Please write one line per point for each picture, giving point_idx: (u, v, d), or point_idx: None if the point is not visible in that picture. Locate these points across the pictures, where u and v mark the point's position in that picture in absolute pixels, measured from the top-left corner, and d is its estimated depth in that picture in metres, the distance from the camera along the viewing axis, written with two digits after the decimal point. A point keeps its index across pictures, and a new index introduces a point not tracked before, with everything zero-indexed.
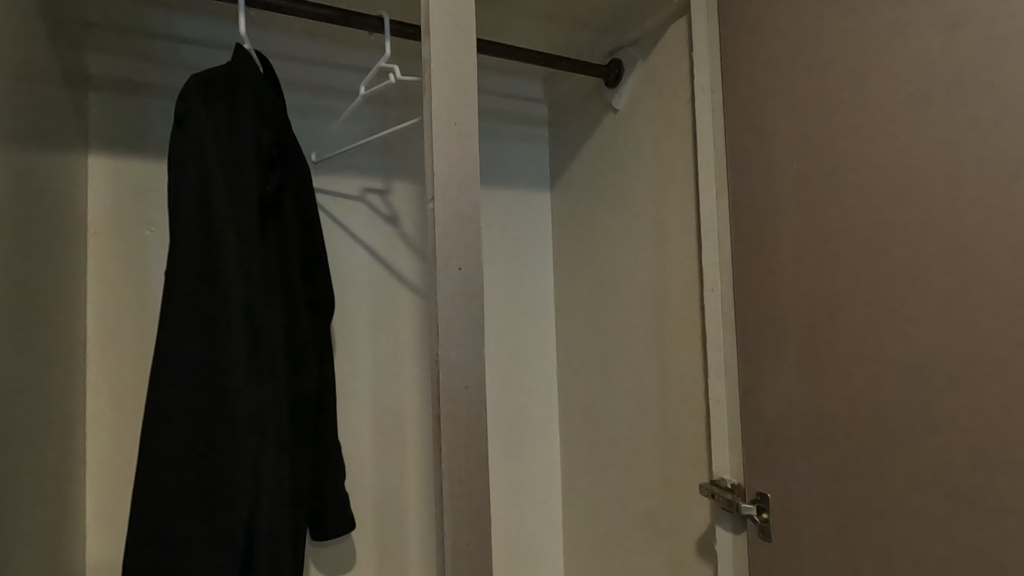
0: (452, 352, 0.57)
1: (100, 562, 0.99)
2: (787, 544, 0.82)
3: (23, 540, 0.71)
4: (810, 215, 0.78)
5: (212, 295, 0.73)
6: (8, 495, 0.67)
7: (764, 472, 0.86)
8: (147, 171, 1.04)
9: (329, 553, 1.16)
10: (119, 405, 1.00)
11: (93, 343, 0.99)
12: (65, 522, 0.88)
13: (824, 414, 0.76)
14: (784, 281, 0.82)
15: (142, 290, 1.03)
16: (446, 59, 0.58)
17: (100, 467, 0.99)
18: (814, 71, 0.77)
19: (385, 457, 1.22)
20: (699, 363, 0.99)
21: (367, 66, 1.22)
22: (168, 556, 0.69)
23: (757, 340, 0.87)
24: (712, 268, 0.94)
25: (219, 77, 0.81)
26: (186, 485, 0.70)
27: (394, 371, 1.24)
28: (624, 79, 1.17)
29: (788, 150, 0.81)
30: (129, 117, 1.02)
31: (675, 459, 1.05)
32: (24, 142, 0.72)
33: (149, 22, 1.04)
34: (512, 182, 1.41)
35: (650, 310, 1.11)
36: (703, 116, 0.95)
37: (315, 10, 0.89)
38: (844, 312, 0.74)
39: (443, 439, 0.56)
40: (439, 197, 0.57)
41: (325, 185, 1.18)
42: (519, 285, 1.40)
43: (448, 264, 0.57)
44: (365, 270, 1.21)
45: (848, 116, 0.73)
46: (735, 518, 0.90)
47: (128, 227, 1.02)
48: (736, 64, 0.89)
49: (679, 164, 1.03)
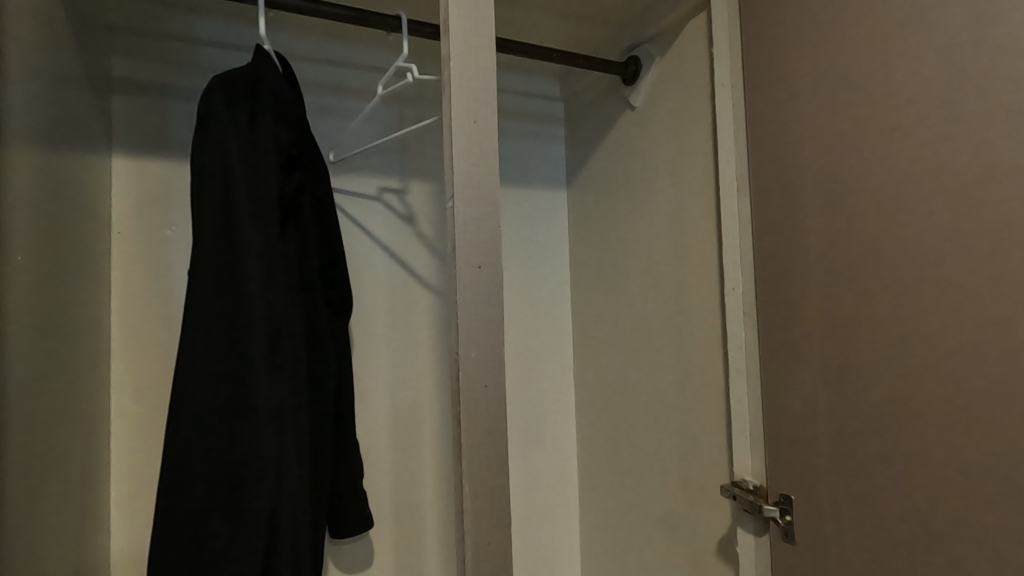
0: (472, 351, 0.56)
1: (125, 557, 1.00)
2: (812, 548, 0.80)
3: (49, 534, 0.73)
4: (835, 211, 0.76)
5: (234, 294, 0.74)
6: (35, 489, 0.68)
7: (787, 473, 0.84)
8: (170, 172, 1.05)
9: (348, 550, 1.17)
10: (142, 404, 1.02)
11: (117, 341, 1.01)
12: (91, 517, 0.90)
13: (849, 414, 0.75)
14: (807, 279, 0.80)
15: (166, 289, 1.04)
16: (464, 56, 0.58)
17: (125, 465, 1.01)
18: (838, 65, 0.75)
19: (403, 456, 1.23)
20: (719, 363, 0.98)
21: (385, 66, 1.23)
22: (191, 552, 0.70)
23: (779, 339, 0.85)
24: (732, 267, 0.92)
25: (240, 77, 0.81)
26: (210, 482, 0.71)
27: (412, 370, 1.24)
28: (641, 76, 1.16)
29: (811, 145, 0.79)
30: (152, 118, 1.04)
31: (695, 460, 1.04)
32: (50, 143, 0.74)
33: (171, 26, 1.05)
34: (529, 181, 1.40)
35: (669, 309, 1.10)
36: (723, 112, 0.94)
37: (335, 11, 0.89)
38: (870, 310, 0.72)
39: (464, 438, 0.56)
40: (459, 196, 0.57)
41: (342, 185, 1.19)
42: (536, 283, 1.40)
43: (467, 263, 0.56)
44: (382, 269, 1.22)
45: (875, 109, 0.71)
46: (757, 520, 0.89)
47: (151, 227, 1.03)
48: (757, 59, 0.88)
49: (699, 161, 1.02)
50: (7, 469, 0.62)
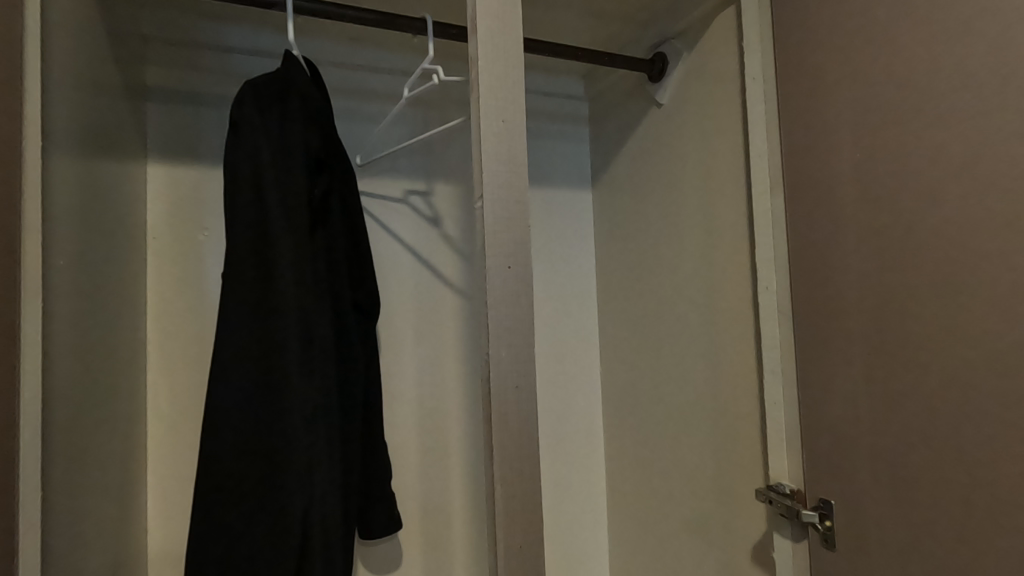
0: (502, 352, 0.56)
1: (161, 557, 1.02)
2: (854, 555, 0.77)
3: (90, 532, 0.74)
4: (877, 206, 0.73)
5: (268, 296, 0.75)
6: (76, 489, 0.70)
7: (826, 478, 0.81)
8: (201, 177, 1.07)
9: (377, 551, 1.18)
10: (177, 406, 1.04)
11: (152, 344, 1.03)
12: (128, 516, 0.91)
13: (894, 416, 0.72)
14: (847, 276, 0.78)
15: (198, 292, 1.06)
16: (493, 55, 0.57)
17: (162, 466, 1.03)
18: (879, 54, 0.73)
19: (430, 457, 1.23)
20: (753, 363, 0.95)
21: (410, 69, 1.23)
22: (225, 551, 0.71)
23: (817, 339, 0.83)
24: (766, 265, 0.90)
25: (270, 81, 0.82)
26: (244, 481, 0.72)
27: (438, 371, 1.24)
28: (668, 72, 1.14)
29: (849, 139, 0.77)
30: (185, 126, 1.06)
31: (728, 462, 1.01)
32: (88, 152, 0.75)
33: (201, 34, 1.07)
34: (554, 182, 1.40)
35: (698, 309, 1.08)
36: (755, 107, 0.91)
37: (362, 15, 0.90)
38: (916, 309, 0.69)
39: (495, 440, 0.55)
40: (488, 195, 0.56)
41: (369, 188, 1.20)
42: (562, 284, 1.39)
43: (498, 263, 0.56)
44: (408, 271, 1.22)
45: (918, 99, 0.68)
46: (794, 525, 0.86)
47: (184, 231, 1.05)
48: (789, 51, 0.85)
49: (729, 158, 1.00)
50: (51, 470, 0.63)
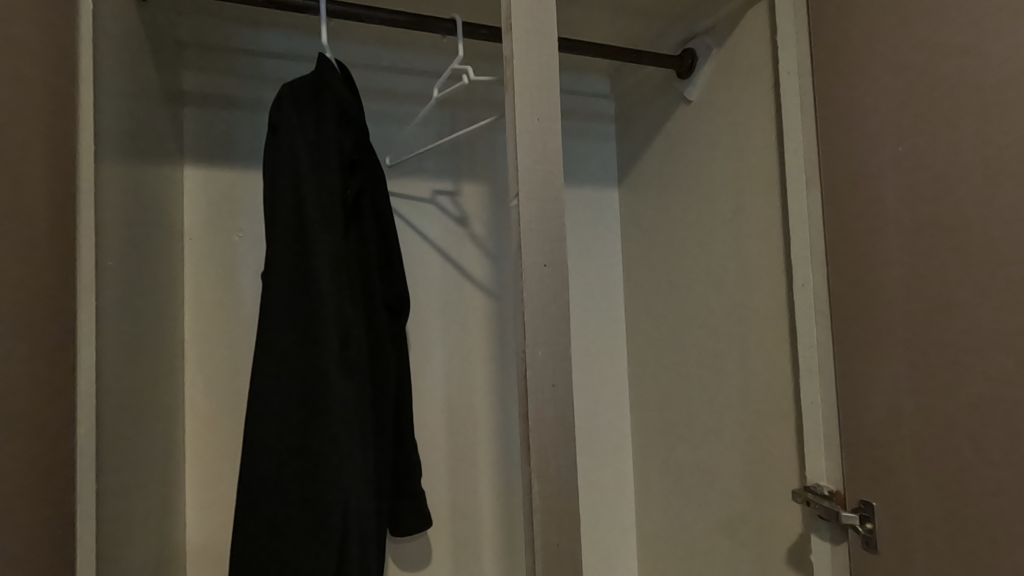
0: (538, 349, 0.56)
1: (200, 551, 1.04)
2: (897, 557, 0.75)
3: (137, 524, 0.77)
4: (918, 202, 0.72)
5: (307, 295, 0.76)
6: (124, 482, 0.72)
7: (866, 479, 0.80)
8: (236, 180, 1.09)
9: (408, 548, 1.19)
10: (215, 403, 1.06)
11: (190, 343, 1.05)
12: (169, 510, 0.94)
13: (939, 416, 0.70)
14: (889, 272, 0.76)
15: (233, 292, 1.08)
16: (527, 54, 0.58)
17: (201, 464, 1.05)
18: (921, 45, 0.71)
19: (460, 455, 1.23)
20: (788, 362, 0.94)
21: (438, 69, 1.24)
22: (267, 545, 0.72)
23: (856, 337, 0.81)
24: (802, 262, 0.89)
25: (305, 83, 0.83)
26: (285, 476, 0.73)
27: (466, 370, 1.25)
28: (697, 69, 1.13)
29: (888, 134, 0.75)
30: (220, 130, 1.08)
31: (762, 463, 1.00)
32: (133, 157, 0.78)
33: (235, 39, 1.09)
34: (581, 181, 1.40)
35: (731, 308, 1.07)
36: (789, 102, 0.90)
37: (393, 16, 0.91)
38: (957, 307, 0.68)
39: (532, 437, 0.55)
40: (524, 193, 0.56)
41: (398, 189, 1.21)
42: (589, 283, 1.39)
43: (533, 261, 0.56)
44: (437, 271, 1.23)
45: (966, 88, 0.66)
46: (833, 527, 0.85)
47: (219, 233, 1.08)
48: (825, 44, 0.84)
49: (763, 153, 0.98)
50: (104, 463, 0.65)
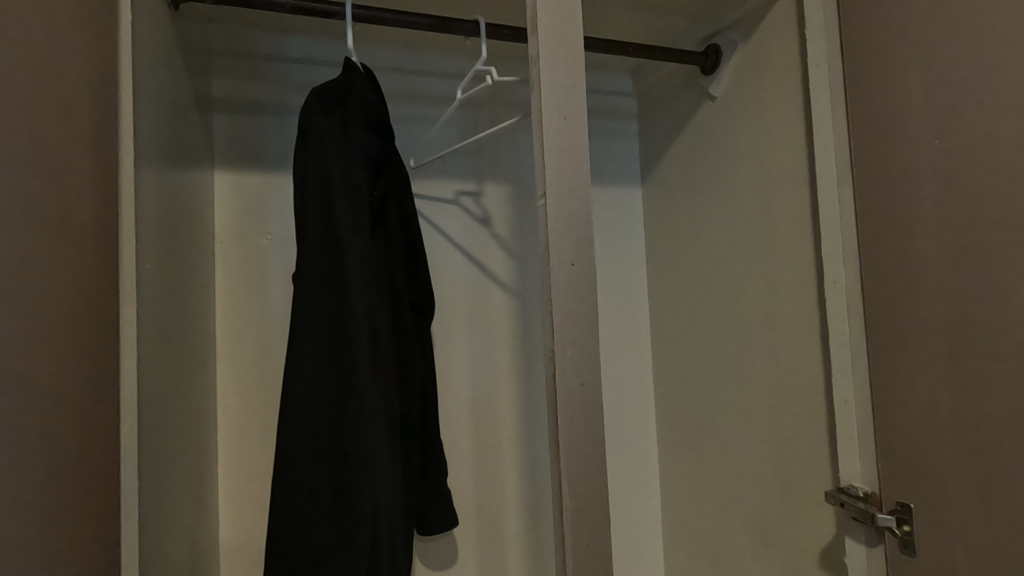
0: (567, 349, 0.56)
1: (232, 546, 1.07)
2: (935, 560, 0.74)
3: (174, 520, 0.79)
4: (953, 198, 0.70)
5: (334, 295, 0.77)
6: (161, 480, 0.74)
7: (902, 480, 0.78)
8: (264, 183, 1.11)
9: (436, 546, 1.20)
10: (244, 401, 1.08)
11: (222, 344, 1.08)
12: (204, 506, 0.96)
13: (982, 416, 0.68)
14: (925, 267, 0.74)
15: (260, 293, 1.10)
16: (553, 55, 0.58)
17: (231, 462, 1.07)
18: (957, 34, 0.69)
19: (485, 453, 1.24)
20: (819, 362, 0.92)
21: (460, 71, 1.25)
22: (300, 542, 0.73)
23: (893, 334, 0.79)
24: (833, 259, 0.87)
25: (333, 89, 0.84)
26: (316, 474, 0.75)
27: (491, 370, 1.25)
28: (722, 64, 1.12)
29: (922, 129, 0.74)
30: (248, 135, 1.10)
31: (793, 464, 0.98)
32: (168, 163, 0.80)
33: (262, 46, 1.11)
34: (604, 180, 1.39)
35: (759, 306, 1.05)
36: (819, 95, 0.88)
37: (416, 19, 0.92)
38: (994, 307, 0.66)
39: (562, 437, 0.55)
40: (551, 193, 0.56)
41: (422, 191, 1.22)
42: (614, 282, 1.38)
43: (561, 260, 0.56)
44: (461, 271, 1.24)
45: (1004, 77, 0.64)
46: (869, 529, 0.83)
47: (248, 236, 1.10)
48: (857, 37, 0.82)
49: (791, 148, 0.96)
50: (144, 461, 0.67)
